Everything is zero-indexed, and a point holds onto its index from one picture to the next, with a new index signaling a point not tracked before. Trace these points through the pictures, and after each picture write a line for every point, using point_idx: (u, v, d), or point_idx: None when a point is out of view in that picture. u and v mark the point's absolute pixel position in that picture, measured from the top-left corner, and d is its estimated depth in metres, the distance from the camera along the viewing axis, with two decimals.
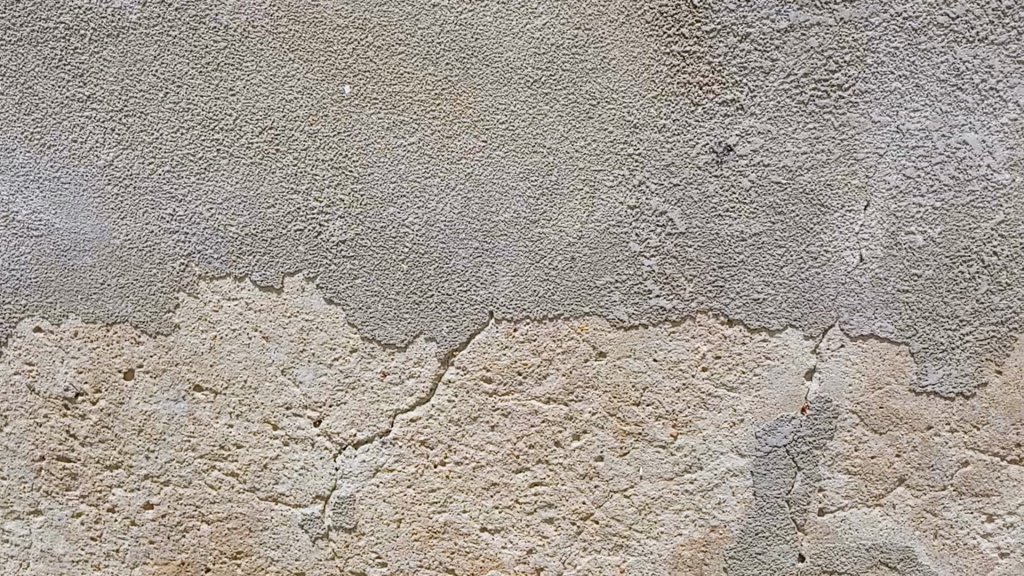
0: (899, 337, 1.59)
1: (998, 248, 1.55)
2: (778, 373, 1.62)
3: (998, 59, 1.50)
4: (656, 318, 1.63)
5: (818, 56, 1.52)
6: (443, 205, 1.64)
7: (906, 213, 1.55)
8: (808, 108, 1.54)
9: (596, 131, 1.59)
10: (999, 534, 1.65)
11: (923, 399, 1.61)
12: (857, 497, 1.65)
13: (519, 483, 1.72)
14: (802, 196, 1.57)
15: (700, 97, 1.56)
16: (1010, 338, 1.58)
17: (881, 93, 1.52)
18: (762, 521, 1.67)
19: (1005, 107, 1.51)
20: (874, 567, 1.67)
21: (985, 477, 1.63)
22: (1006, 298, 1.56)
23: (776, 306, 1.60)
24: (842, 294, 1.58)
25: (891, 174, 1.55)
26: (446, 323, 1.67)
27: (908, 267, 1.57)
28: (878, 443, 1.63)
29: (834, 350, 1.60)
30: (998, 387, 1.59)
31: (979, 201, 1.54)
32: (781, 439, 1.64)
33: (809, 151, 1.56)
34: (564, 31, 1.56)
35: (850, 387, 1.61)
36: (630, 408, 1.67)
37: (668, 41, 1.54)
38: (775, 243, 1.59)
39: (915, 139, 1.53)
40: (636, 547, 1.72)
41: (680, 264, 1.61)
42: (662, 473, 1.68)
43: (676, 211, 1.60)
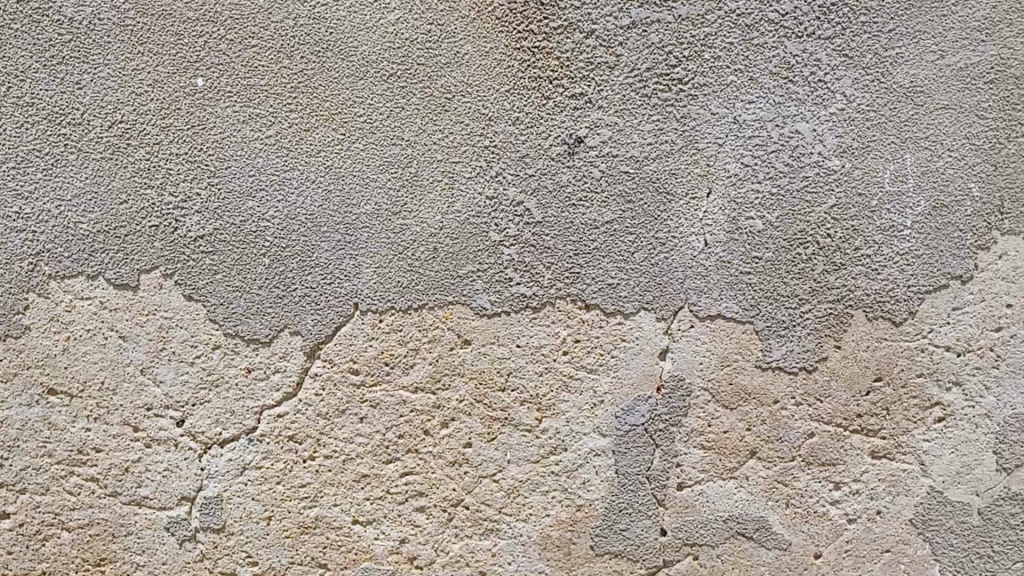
0: (743, 317, 1.67)
1: (832, 230, 1.65)
2: (634, 354, 1.69)
3: (825, 53, 1.60)
4: (517, 305, 1.68)
5: (659, 52, 1.60)
6: (303, 198, 1.64)
7: (745, 199, 1.64)
8: (651, 101, 1.62)
9: (453, 124, 1.62)
10: (845, 501, 1.74)
11: (768, 374, 1.70)
12: (712, 470, 1.73)
13: (389, 474, 1.74)
14: (650, 185, 1.64)
15: (551, 90, 1.61)
16: (847, 315, 1.68)
17: (719, 86, 1.61)
18: (625, 498, 1.73)
19: (832, 98, 1.62)
20: (731, 537, 1.75)
21: (829, 447, 1.73)
22: (841, 277, 1.66)
23: (630, 291, 1.67)
24: (690, 277, 1.66)
25: (730, 163, 1.64)
26: (310, 316, 1.67)
27: (749, 250, 1.66)
28: (730, 418, 1.71)
29: (685, 331, 1.68)
30: (837, 361, 1.69)
31: (813, 186, 1.64)
32: (639, 418, 1.71)
33: (654, 142, 1.63)
34: (417, 26, 1.59)
35: (701, 366, 1.69)
36: (496, 394, 1.71)
37: (518, 37, 1.59)
38: (626, 230, 1.66)
39: (752, 129, 1.62)
40: (507, 530, 1.75)
41: (539, 252, 1.66)
42: (529, 456, 1.73)
43: (532, 201, 1.65)
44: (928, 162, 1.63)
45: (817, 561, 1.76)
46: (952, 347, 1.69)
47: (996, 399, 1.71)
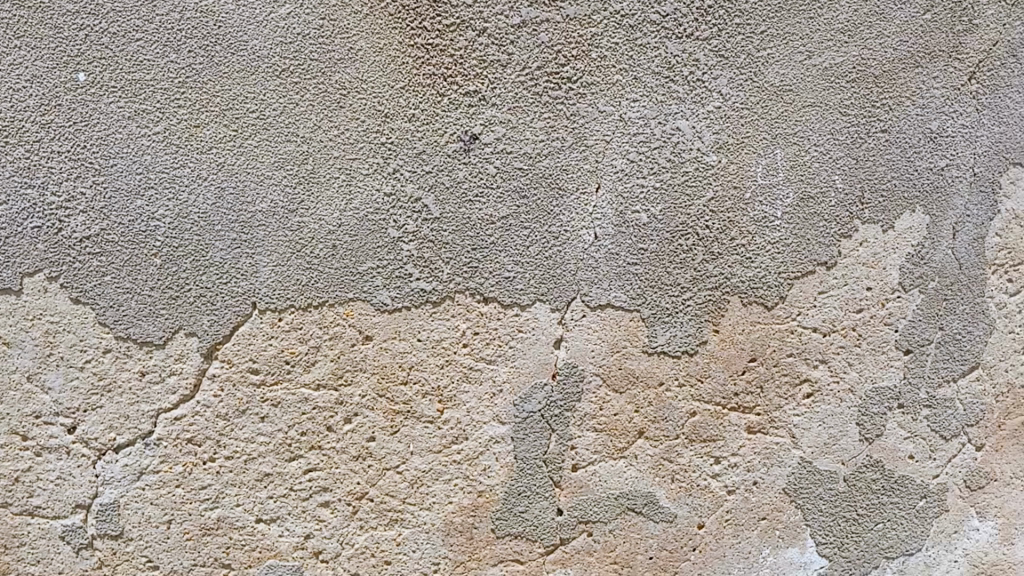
0: (631, 305, 1.76)
1: (711, 221, 1.75)
2: (530, 344, 1.75)
3: (703, 53, 1.69)
4: (417, 300, 1.71)
5: (548, 51, 1.65)
6: (195, 196, 1.62)
7: (631, 194, 1.73)
8: (542, 99, 1.68)
9: (348, 121, 1.64)
10: (726, 474, 1.86)
11: (656, 359, 1.79)
12: (604, 451, 1.82)
13: (292, 471, 1.75)
14: (542, 181, 1.71)
15: (445, 88, 1.64)
16: (727, 300, 1.79)
17: (605, 85, 1.68)
18: (524, 483, 1.80)
19: (710, 97, 1.71)
20: (624, 514, 1.84)
21: (711, 425, 1.84)
22: (720, 265, 1.77)
23: (526, 283, 1.73)
24: (581, 268, 1.74)
25: (617, 159, 1.71)
26: (207, 317, 1.66)
27: (636, 242, 1.74)
28: (621, 402, 1.80)
29: (577, 320, 1.75)
30: (718, 344, 1.80)
31: (693, 180, 1.74)
32: (536, 405, 1.78)
33: (545, 139, 1.69)
34: (309, 21, 1.59)
35: (593, 353, 1.77)
36: (397, 388, 1.75)
37: (411, 34, 1.61)
38: (520, 224, 1.71)
39: (636, 127, 1.71)
40: (410, 519, 1.80)
41: (437, 247, 1.70)
42: (431, 447, 1.77)
43: (429, 197, 1.68)
44: (797, 156, 1.74)
45: (701, 531, 1.88)
46: (820, 328, 1.83)
47: (858, 374, 1.86)
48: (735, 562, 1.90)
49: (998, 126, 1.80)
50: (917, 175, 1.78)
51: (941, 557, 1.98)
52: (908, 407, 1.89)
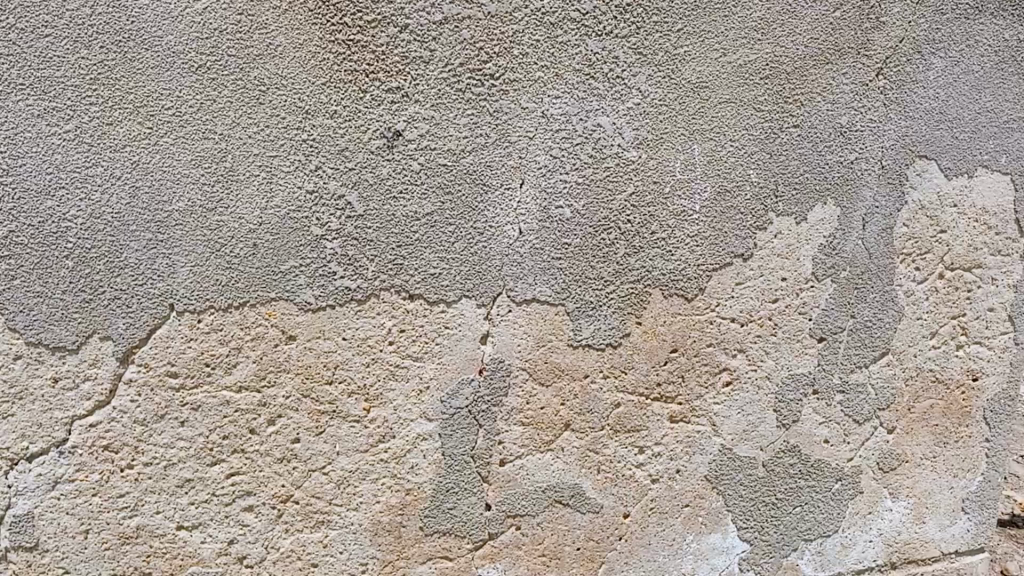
0: (556, 299, 1.78)
1: (632, 216, 1.78)
2: (456, 340, 1.75)
3: (622, 51, 1.71)
4: (341, 299, 1.69)
5: (470, 48, 1.65)
6: (108, 195, 1.57)
7: (554, 189, 1.74)
8: (465, 95, 1.68)
9: (267, 118, 1.61)
10: (650, 464, 1.90)
11: (580, 352, 1.81)
12: (531, 445, 1.83)
13: (214, 476, 1.71)
14: (466, 177, 1.71)
15: (367, 84, 1.63)
16: (649, 293, 1.82)
17: (527, 81, 1.69)
18: (451, 479, 1.81)
19: (630, 94, 1.73)
20: (551, 506, 1.87)
21: (635, 416, 1.87)
22: (642, 259, 1.80)
23: (451, 280, 1.73)
24: (506, 264, 1.75)
25: (540, 155, 1.73)
26: (123, 319, 1.61)
27: (560, 237, 1.76)
28: (547, 395, 1.82)
29: (503, 316, 1.76)
30: (640, 336, 1.83)
31: (614, 175, 1.76)
32: (462, 401, 1.78)
33: (469, 136, 1.69)
34: (226, 16, 1.55)
35: (519, 348, 1.78)
36: (322, 388, 1.72)
37: (331, 30, 1.59)
38: (445, 221, 1.71)
39: (558, 123, 1.72)
40: (337, 520, 1.78)
41: (361, 245, 1.68)
42: (358, 446, 1.76)
43: (353, 194, 1.67)
44: (714, 151, 1.79)
45: (627, 520, 1.91)
46: (738, 318, 1.88)
47: (775, 362, 1.92)
48: (660, 549, 1.95)
49: (904, 121, 1.87)
50: (828, 169, 1.85)
51: (857, 538, 2.07)
52: (823, 393, 1.96)
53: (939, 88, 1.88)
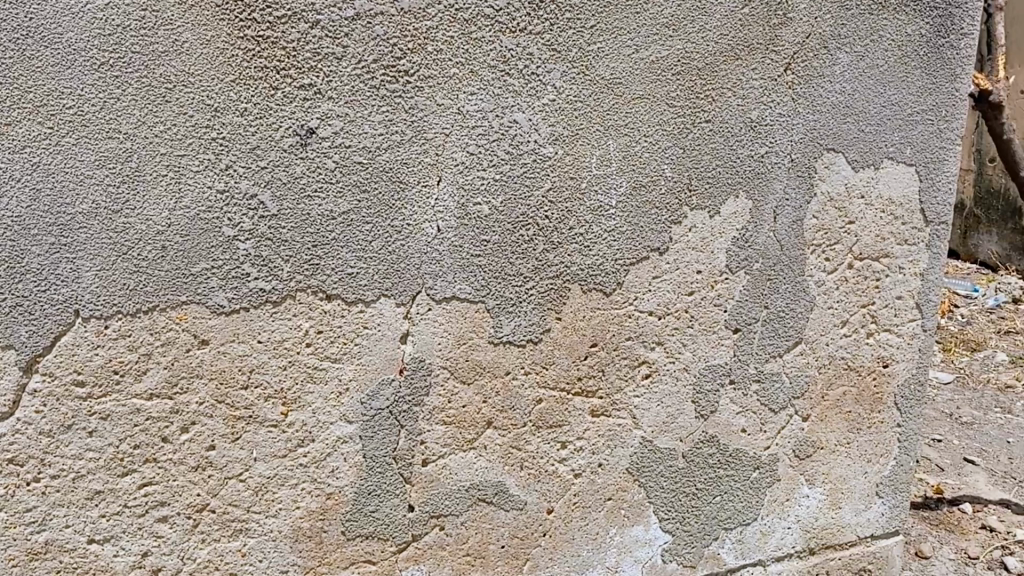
0: (476, 297, 1.77)
1: (549, 212, 1.79)
2: (375, 340, 1.73)
3: (536, 47, 1.71)
4: (256, 300, 1.65)
5: (384, 44, 1.62)
6: (7, 199, 1.48)
7: (472, 186, 1.73)
8: (379, 92, 1.64)
9: (175, 116, 1.54)
10: (573, 459, 1.91)
11: (501, 349, 1.81)
12: (454, 444, 1.82)
13: (126, 487, 1.65)
14: (382, 174, 1.68)
15: (279, 81, 1.58)
16: (567, 288, 1.82)
17: (442, 78, 1.67)
18: (373, 481, 1.78)
19: (545, 90, 1.73)
20: (475, 505, 1.86)
21: (557, 411, 1.88)
22: (560, 254, 1.81)
23: (369, 279, 1.70)
24: (424, 262, 1.73)
25: (456, 152, 1.71)
26: (26, 327, 1.53)
27: (478, 234, 1.75)
28: (469, 393, 1.81)
29: (423, 314, 1.74)
30: (560, 332, 1.84)
31: (531, 171, 1.76)
32: (383, 402, 1.76)
33: (384, 133, 1.66)
34: (130, 13, 1.48)
35: (439, 346, 1.77)
36: (238, 392, 1.68)
37: (240, 26, 1.53)
38: (362, 219, 1.68)
39: (474, 120, 1.71)
40: (256, 528, 1.74)
41: (276, 245, 1.64)
42: (276, 451, 1.72)
43: (266, 193, 1.62)
44: (629, 147, 1.80)
45: (550, 516, 1.92)
46: (656, 311, 1.90)
47: (692, 354, 1.95)
48: (584, 544, 1.96)
49: (812, 115, 1.93)
50: (739, 163, 1.89)
51: (776, 525, 2.12)
52: (739, 383, 2.01)
53: (845, 83, 1.94)
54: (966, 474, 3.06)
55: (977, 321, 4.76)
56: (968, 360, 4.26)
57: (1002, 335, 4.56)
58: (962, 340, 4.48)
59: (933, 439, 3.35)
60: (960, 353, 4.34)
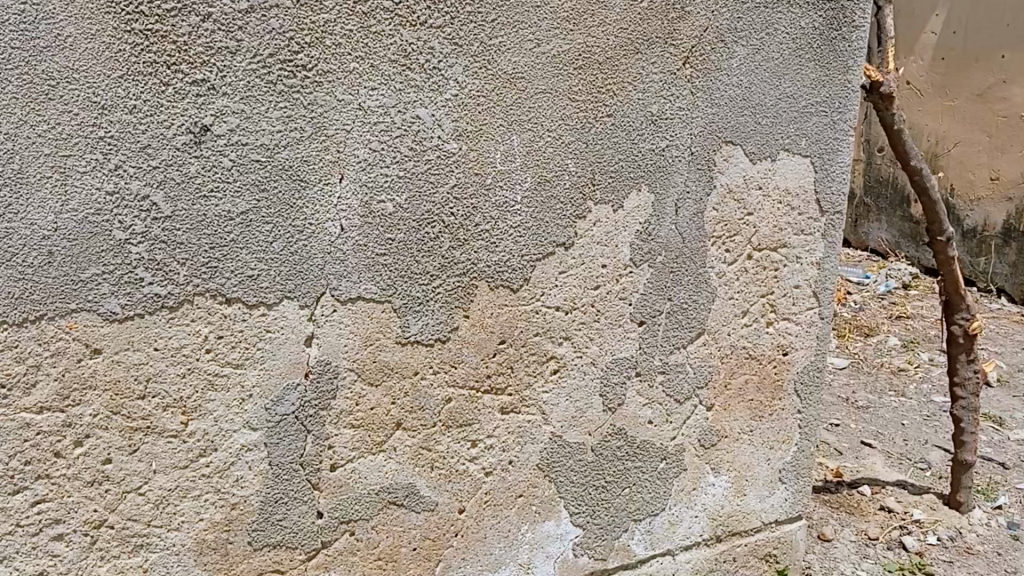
0: (381, 296, 1.74)
1: (454, 209, 1.77)
2: (279, 345, 1.68)
3: (437, 41, 1.68)
4: (151, 306, 1.57)
5: (280, 38, 1.55)
6: None
7: (376, 183, 1.69)
8: (276, 87, 1.57)
9: (59, 114, 1.44)
10: (482, 457, 1.92)
11: (408, 349, 1.79)
12: (362, 448, 1.80)
13: (17, 505, 1.56)
14: (282, 173, 1.61)
15: (169, 76, 1.50)
16: (474, 285, 1.82)
17: (342, 73, 1.61)
18: (280, 489, 1.75)
19: (447, 85, 1.71)
20: (385, 508, 1.85)
21: (466, 410, 1.88)
22: (466, 252, 1.80)
23: (271, 281, 1.65)
24: (328, 263, 1.68)
25: (359, 148, 1.67)
26: None
27: (382, 232, 1.72)
28: (377, 395, 1.79)
29: (327, 316, 1.71)
30: (468, 329, 1.84)
31: (435, 168, 1.74)
32: (289, 407, 1.72)
33: (283, 130, 1.60)
34: (7, 5, 1.37)
35: (345, 349, 1.74)
36: (134, 403, 1.61)
37: (127, 19, 1.44)
38: (261, 220, 1.62)
39: (376, 115, 1.66)
40: (157, 542, 1.68)
41: (171, 248, 1.56)
42: (177, 462, 1.66)
43: (158, 194, 1.53)
44: (532, 142, 1.80)
45: (462, 515, 1.93)
46: (562, 307, 1.92)
47: (599, 348, 1.99)
48: (496, 541, 1.98)
49: (711, 108, 1.96)
50: (641, 156, 1.92)
51: (683, 515, 2.19)
52: (645, 374, 2.05)
53: (742, 75, 1.98)
54: (863, 457, 3.20)
55: (870, 306, 4.98)
56: (861, 344, 4.44)
57: (894, 319, 4.78)
58: (855, 326, 4.67)
59: (831, 424, 3.48)
60: (854, 338, 4.52)
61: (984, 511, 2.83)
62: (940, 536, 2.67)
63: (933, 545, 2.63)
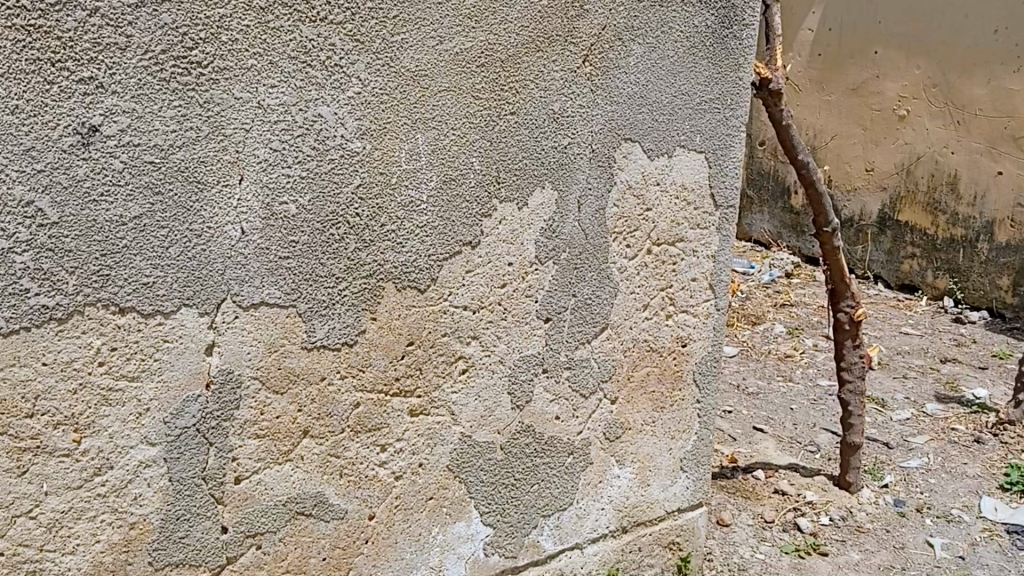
0: (286, 301, 1.71)
1: (359, 209, 1.75)
2: (178, 355, 1.63)
3: (338, 38, 1.64)
4: (38, 319, 1.49)
5: (173, 33, 1.49)
6: None
7: (277, 184, 1.65)
8: (170, 85, 1.51)
9: None
10: (392, 461, 1.92)
11: (314, 354, 1.77)
12: (269, 458, 1.77)
13: None
14: (178, 174, 1.55)
15: (54, 74, 1.41)
16: (380, 288, 1.81)
17: (240, 70, 1.56)
18: (182, 505, 1.70)
19: (349, 82, 1.67)
20: (293, 519, 1.83)
21: (374, 414, 1.87)
22: (372, 253, 1.78)
23: (168, 288, 1.58)
24: (229, 267, 1.63)
25: (259, 148, 1.62)
26: None
27: (285, 235, 1.68)
28: (283, 403, 1.76)
29: (229, 323, 1.66)
30: (375, 332, 1.83)
31: (339, 168, 1.70)
32: (190, 419, 1.67)
33: (177, 130, 1.53)
34: None
35: (249, 357, 1.70)
36: (22, 421, 1.52)
37: (6, 14, 1.35)
38: (156, 224, 1.55)
39: (276, 114, 1.61)
40: (51, 568, 1.60)
41: (58, 256, 1.48)
42: (70, 482, 1.58)
43: (44, 199, 1.44)
44: (436, 141, 1.80)
45: (372, 522, 1.93)
46: (469, 306, 1.93)
47: (506, 346, 2.01)
48: (407, 546, 1.99)
49: (611, 105, 2.00)
50: (544, 154, 1.94)
51: (590, 508, 2.25)
52: (552, 371, 2.09)
53: (639, 73, 2.02)
54: (756, 442, 3.37)
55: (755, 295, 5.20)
56: (750, 332, 4.65)
57: (778, 308, 5.01)
58: (742, 315, 4.88)
59: (724, 410, 3.63)
60: (743, 326, 4.72)
61: (873, 491, 3.04)
62: (833, 516, 2.85)
63: (826, 525, 2.81)
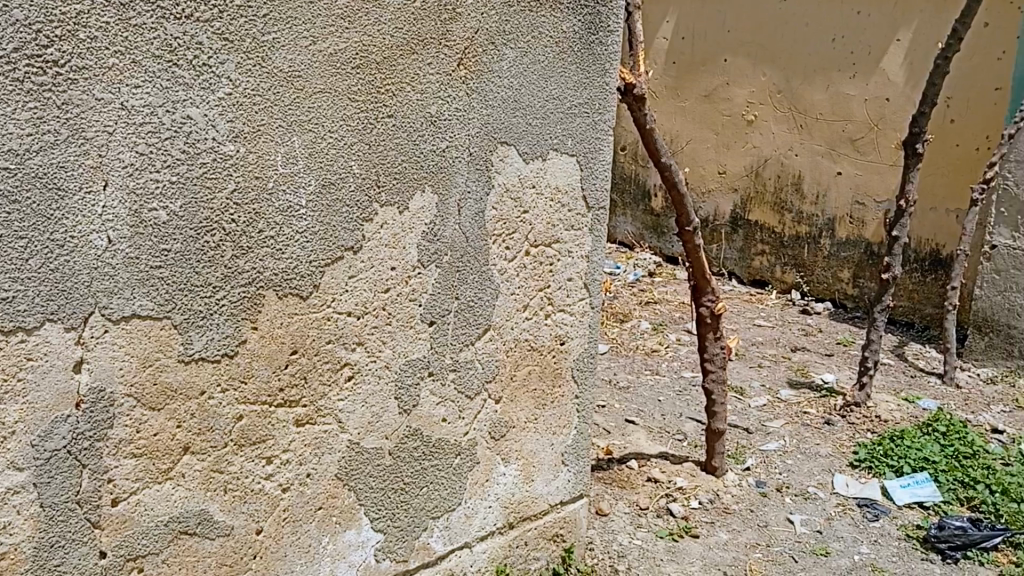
0: (159, 313, 1.64)
1: (235, 215, 1.69)
2: (44, 373, 1.53)
3: (206, 36, 1.58)
4: None
5: (25, 30, 1.39)
6: None
7: (145, 189, 1.57)
8: (24, 86, 1.41)
9: None
10: (278, 474, 1.88)
11: (193, 367, 1.71)
12: (147, 477, 1.70)
13: None
14: (35, 181, 1.45)
15: None
16: (260, 296, 1.76)
17: (100, 70, 1.48)
18: (56, 532, 1.60)
19: (219, 83, 1.62)
20: (175, 539, 1.76)
21: (259, 426, 1.83)
22: (250, 260, 1.73)
23: (29, 303, 1.48)
24: (95, 279, 1.55)
25: (123, 152, 1.53)
26: None
27: (156, 243, 1.61)
28: (160, 419, 1.69)
29: (98, 338, 1.57)
30: (256, 342, 1.78)
31: (211, 171, 1.64)
32: (60, 441, 1.57)
33: (34, 133, 1.43)
34: None
35: (122, 373, 1.62)
36: None
37: None
38: (14, 234, 1.45)
39: (141, 116, 1.54)
40: None
41: None
42: None
43: None
44: (314, 143, 1.77)
45: (259, 536, 1.89)
46: (353, 312, 1.92)
47: (392, 351, 2.02)
48: (296, 558, 1.96)
49: (486, 108, 2.04)
50: (423, 157, 1.95)
51: (477, 507, 2.30)
52: (437, 374, 2.12)
53: (511, 77, 2.07)
54: (628, 434, 3.52)
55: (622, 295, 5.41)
56: (619, 330, 4.83)
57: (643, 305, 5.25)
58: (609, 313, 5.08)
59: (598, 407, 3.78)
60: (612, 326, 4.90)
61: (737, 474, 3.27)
62: (701, 500, 3.05)
63: (696, 509, 3.00)
